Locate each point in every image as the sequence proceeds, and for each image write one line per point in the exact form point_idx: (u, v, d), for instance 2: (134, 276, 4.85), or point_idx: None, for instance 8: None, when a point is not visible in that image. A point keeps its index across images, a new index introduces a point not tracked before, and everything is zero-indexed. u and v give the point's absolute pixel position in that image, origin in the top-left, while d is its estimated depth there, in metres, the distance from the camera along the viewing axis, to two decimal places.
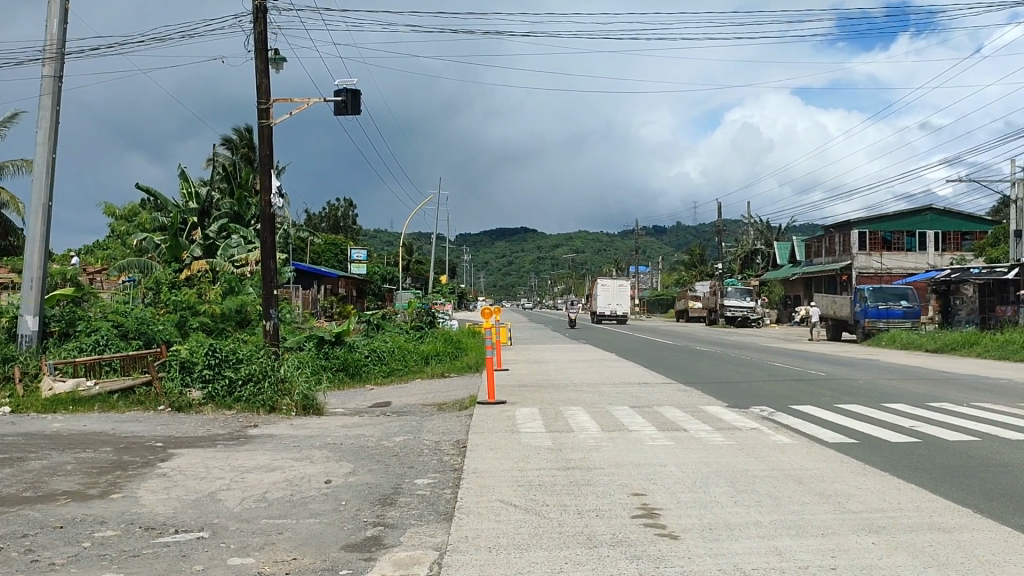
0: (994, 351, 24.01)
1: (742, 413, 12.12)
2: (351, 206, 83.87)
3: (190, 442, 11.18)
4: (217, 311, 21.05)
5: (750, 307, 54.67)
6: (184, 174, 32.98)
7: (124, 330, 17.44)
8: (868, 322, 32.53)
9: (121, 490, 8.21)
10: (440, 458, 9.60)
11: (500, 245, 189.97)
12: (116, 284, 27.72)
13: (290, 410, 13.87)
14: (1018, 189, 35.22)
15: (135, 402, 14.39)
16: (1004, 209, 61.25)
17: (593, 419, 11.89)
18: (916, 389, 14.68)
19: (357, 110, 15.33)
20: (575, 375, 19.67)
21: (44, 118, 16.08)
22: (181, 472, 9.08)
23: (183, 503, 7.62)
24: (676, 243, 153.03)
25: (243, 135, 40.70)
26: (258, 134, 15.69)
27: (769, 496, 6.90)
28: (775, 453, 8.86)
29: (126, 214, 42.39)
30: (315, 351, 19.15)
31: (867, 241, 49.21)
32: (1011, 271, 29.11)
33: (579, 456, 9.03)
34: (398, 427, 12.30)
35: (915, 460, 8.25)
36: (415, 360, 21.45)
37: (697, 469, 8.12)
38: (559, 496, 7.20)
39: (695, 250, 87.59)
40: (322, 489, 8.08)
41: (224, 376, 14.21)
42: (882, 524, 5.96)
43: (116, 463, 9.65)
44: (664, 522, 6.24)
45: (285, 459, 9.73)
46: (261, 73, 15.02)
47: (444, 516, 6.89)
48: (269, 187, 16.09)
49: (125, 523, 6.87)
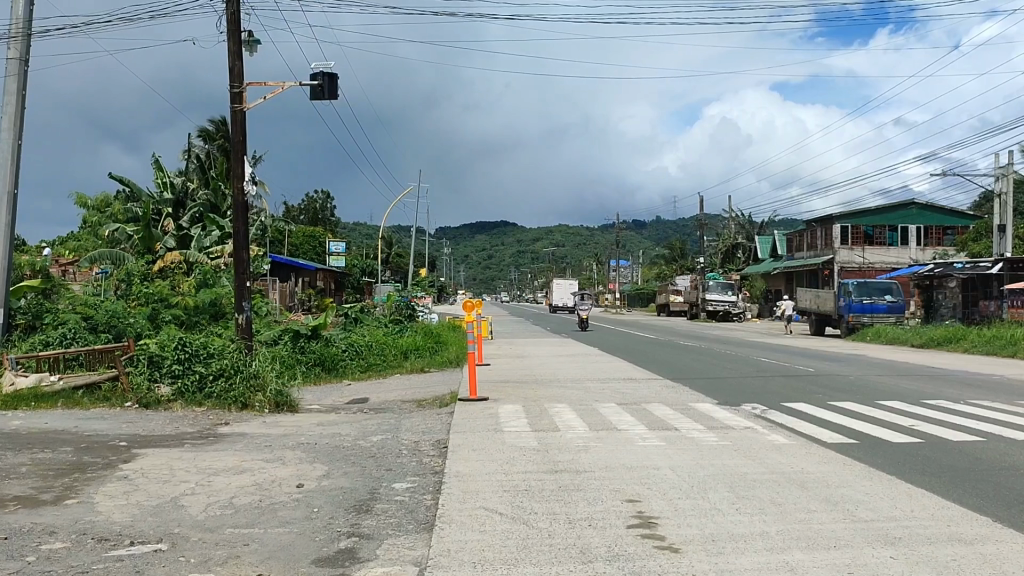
0: (982, 346, 23.84)
1: (734, 411, 11.73)
2: (328, 199, 82.71)
3: (157, 441, 10.58)
4: (191, 303, 20.40)
5: (731, 302, 54.59)
6: (158, 163, 32.08)
7: (94, 324, 16.74)
8: (852, 317, 32.38)
9: (77, 495, 7.63)
10: (419, 460, 9.08)
11: (480, 240, 189.20)
12: (87, 276, 26.90)
13: (263, 408, 13.35)
14: (1001, 183, 35.09)
15: (100, 398, 13.76)
16: (986, 204, 61.77)
17: (580, 417, 11.43)
18: (908, 386, 14.39)
19: (334, 94, 14.72)
20: (558, 370, 19.22)
21: (9, 103, 15.31)
22: (144, 474, 8.50)
23: (142, 509, 7.06)
24: (656, 236, 152.92)
25: (219, 125, 39.87)
26: (230, 120, 15.06)
27: (773, 502, 6.48)
28: (772, 455, 8.39)
29: (98, 205, 41.19)
30: (290, 345, 18.58)
31: (849, 236, 49.78)
32: (994, 266, 29.00)
33: (567, 458, 8.55)
34: (377, 426, 11.78)
35: (922, 462, 7.85)
36: (394, 356, 20.87)
37: (693, 473, 7.68)
38: (547, 504, 6.71)
39: (675, 244, 87.33)
40: (294, 495, 7.54)
41: (194, 372, 13.64)
42: (899, 536, 5.54)
43: (74, 464, 9.03)
44: (663, 533, 5.78)
45: (255, 460, 9.18)
46: (234, 56, 14.38)
47: (425, 525, 6.38)
48: (242, 174, 15.40)
49: (76, 534, 6.30)
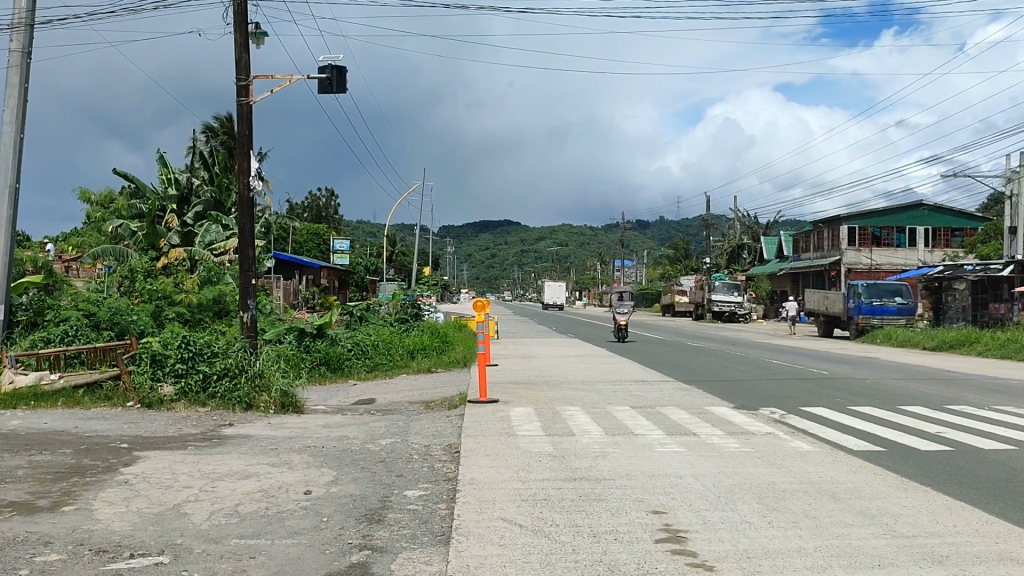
0: (996, 350, 23.46)
1: (752, 416, 11.38)
2: (333, 197, 82.47)
3: (159, 443, 10.28)
4: (194, 301, 20.13)
5: (737, 302, 54.12)
6: (163, 159, 31.77)
7: (96, 320, 16.45)
8: (862, 319, 32.00)
9: (74, 501, 7.31)
10: (431, 466, 8.77)
11: (483, 239, 189.15)
12: (90, 272, 26.62)
13: (267, 408, 13.03)
14: (1012, 185, 34.67)
15: (101, 398, 13.44)
16: (994, 206, 61.45)
17: (595, 420, 11.11)
18: (928, 390, 14.05)
19: (343, 88, 14.40)
20: (567, 371, 18.92)
21: (12, 95, 14.97)
22: (146, 479, 8.18)
23: (143, 517, 6.75)
24: (659, 237, 152.68)
25: (224, 121, 39.65)
26: (236, 113, 14.77)
27: (807, 515, 6.13)
28: (797, 462, 8.11)
29: (101, 200, 40.80)
30: (295, 344, 18.30)
31: (856, 237, 49.14)
32: (1006, 269, 28.56)
33: (585, 464, 8.23)
34: (385, 428, 11.45)
35: (956, 472, 7.49)
36: (401, 355, 20.56)
37: (718, 481, 7.37)
38: (568, 515, 6.38)
39: (679, 244, 87.06)
40: (301, 503, 7.21)
41: (198, 371, 13.32)
42: (946, 554, 5.19)
43: (74, 467, 8.73)
44: (695, 549, 5.45)
45: (261, 464, 8.88)
46: (241, 47, 14.07)
47: (440, 538, 6.05)
48: (247, 169, 15.04)
49: (73, 545, 5.98)
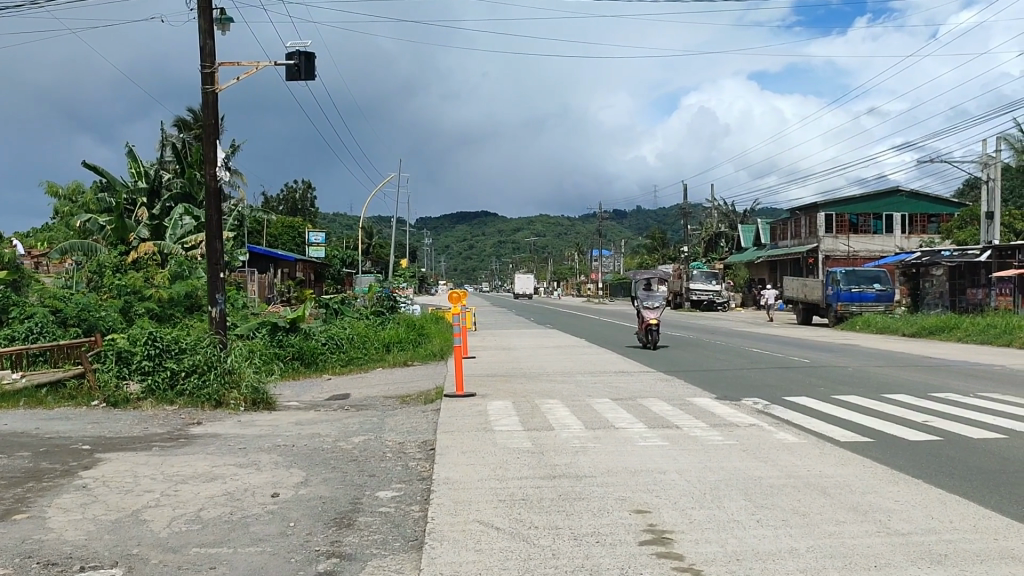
0: (976, 335, 23.47)
1: (735, 407, 11.14)
2: (308, 189, 81.59)
3: (123, 444, 9.84)
4: (165, 296, 19.62)
5: (715, 291, 54.20)
6: (132, 153, 30.99)
7: (63, 317, 15.96)
8: (840, 306, 31.96)
9: (27, 509, 6.90)
10: (404, 465, 8.43)
11: (461, 231, 188.41)
12: (57, 267, 25.75)
13: (238, 405, 12.66)
14: (989, 171, 34.35)
15: (66, 398, 12.97)
16: (969, 191, 61.94)
17: (574, 414, 10.79)
18: (914, 377, 13.84)
19: (312, 75, 13.98)
20: (545, 363, 18.64)
21: None
22: (105, 483, 7.80)
23: (99, 525, 6.37)
24: (636, 227, 153.14)
25: (196, 115, 38.93)
26: (202, 101, 14.30)
27: (797, 513, 5.87)
28: (785, 456, 7.84)
29: (69, 193, 39.93)
30: (268, 339, 17.83)
31: (834, 224, 49.29)
32: (983, 254, 28.79)
33: (564, 461, 7.93)
34: (359, 425, 11.08)
35: (949, 463, 7.26)
36: (376, 349, 20.20)
37: (703, 477, 7.10)
38: (548, 516, 6.08)
39: (656, 233, 87.20)
40: (267, 507, 6.85)
41: (165, 368, 12.88)
42: (944, 553, 4.95)
43: (30, 472, 8.29)
44: (681, 552, 5.17)
45: (227, 466, 8.48)
46: (205, 33, 13.59)
47: (413, 543, 5.74)
48: (215, 159, 14.58)
49: (19, 558, 5.60)
